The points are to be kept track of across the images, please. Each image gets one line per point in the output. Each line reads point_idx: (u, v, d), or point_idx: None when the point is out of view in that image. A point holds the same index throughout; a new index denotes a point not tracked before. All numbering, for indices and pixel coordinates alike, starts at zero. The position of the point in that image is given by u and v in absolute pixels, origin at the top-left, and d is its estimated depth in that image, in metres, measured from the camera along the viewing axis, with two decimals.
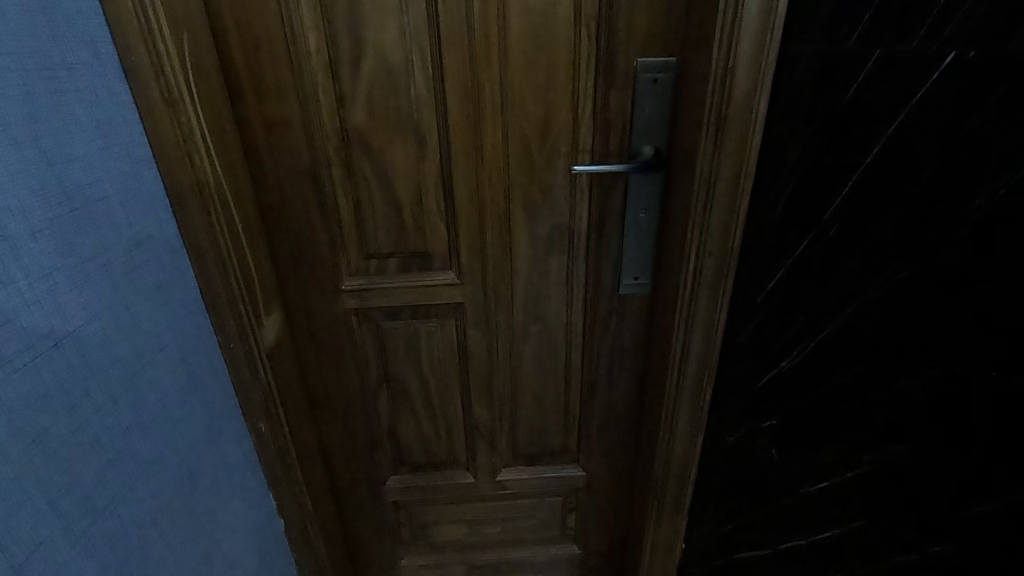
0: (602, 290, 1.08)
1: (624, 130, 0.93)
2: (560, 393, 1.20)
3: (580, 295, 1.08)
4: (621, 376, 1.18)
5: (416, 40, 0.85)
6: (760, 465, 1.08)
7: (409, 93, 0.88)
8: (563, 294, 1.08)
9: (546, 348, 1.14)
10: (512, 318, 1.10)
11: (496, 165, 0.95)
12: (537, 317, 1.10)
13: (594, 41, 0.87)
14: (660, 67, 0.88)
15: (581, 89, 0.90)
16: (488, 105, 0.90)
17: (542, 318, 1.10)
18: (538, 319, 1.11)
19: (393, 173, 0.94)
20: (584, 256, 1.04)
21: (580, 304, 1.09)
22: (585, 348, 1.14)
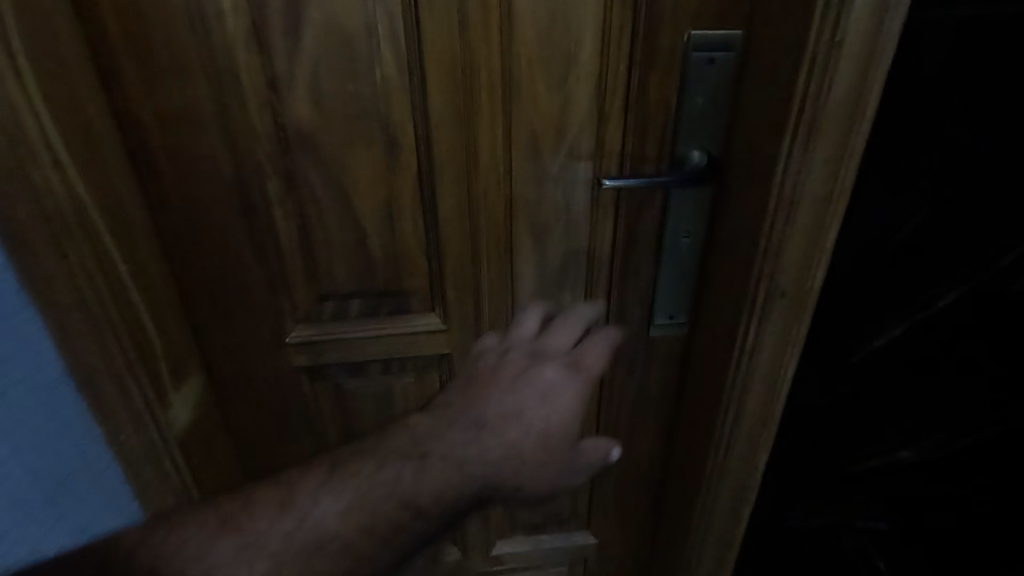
0: (626, 331, 0.85)
1: (666, 130, 0.70)
2: None
3: None
4: (645, 431, 0.95)
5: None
6: (812, 521, 0.92)
7: (376, 74, 0.62)
8: None
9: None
10: None
11: (496, 173, 0.70)
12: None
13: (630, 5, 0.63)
14: (718, 44, 0.65)
15: (611, 75, 0.66)
16: (486, 93, 0.65)
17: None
18: None
19: (353, 185, 0.68)
20: (606, 291, 0.81)
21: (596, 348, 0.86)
22: (603, 398, 0.91)
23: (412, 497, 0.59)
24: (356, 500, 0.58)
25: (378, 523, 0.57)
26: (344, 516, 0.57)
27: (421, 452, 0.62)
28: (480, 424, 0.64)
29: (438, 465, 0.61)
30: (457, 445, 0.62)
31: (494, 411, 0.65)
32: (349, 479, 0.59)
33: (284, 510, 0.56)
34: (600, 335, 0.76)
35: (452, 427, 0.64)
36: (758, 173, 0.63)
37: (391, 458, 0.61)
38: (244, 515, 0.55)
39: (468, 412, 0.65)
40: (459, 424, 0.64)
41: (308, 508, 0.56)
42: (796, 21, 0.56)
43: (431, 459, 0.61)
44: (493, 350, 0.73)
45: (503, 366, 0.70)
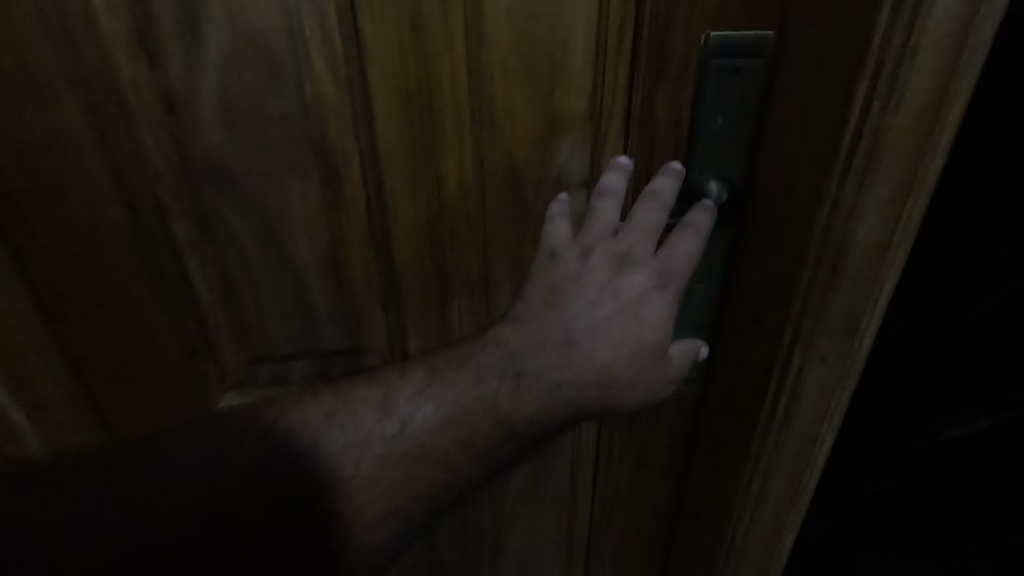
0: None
1: (676, 155, 0.56)
2: (563, 515, 0.84)
3: None
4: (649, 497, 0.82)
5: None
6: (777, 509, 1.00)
7: (305, 89, 0.49)
8: None
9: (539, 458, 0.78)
10: None
11: (466, 208, 0.57)
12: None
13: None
14: (743, 47, 0.50)
15: (608, 88, 0.53)
16: (450, 111, 0.51)
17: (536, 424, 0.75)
18: None
19: (285, 227, 0.54)
20: None
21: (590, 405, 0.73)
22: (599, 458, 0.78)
23: (500, 409, 0.51)
24: (443, 406, 0.51)
25: (475, 436, 0.51)
26: (441, 422, 0.50)
27: (513, 362, 0.52)
28: (561, 342, 0.52)
29: (528, 383, 0.52)
30: (546, 361, 0.52)
31: (571, 333, 0.52)
32: (433, 389, 0.51)
33: (379, 417, 0.50)
34: (689, 230, 0.53)
35: (541, 341, 0.52)
36: (792, 222, 0.50)
37: (476, 372, 0.52)
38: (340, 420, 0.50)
39: (549, 324, 0.52)
40: (544, 340, 0.52)
41: (401, 413, 0.50)
42: (852, 30, 0.42)
43: (521, 379, 0.52)
44: (568, 261, 0.54)
45: (577, 269, 0.53)
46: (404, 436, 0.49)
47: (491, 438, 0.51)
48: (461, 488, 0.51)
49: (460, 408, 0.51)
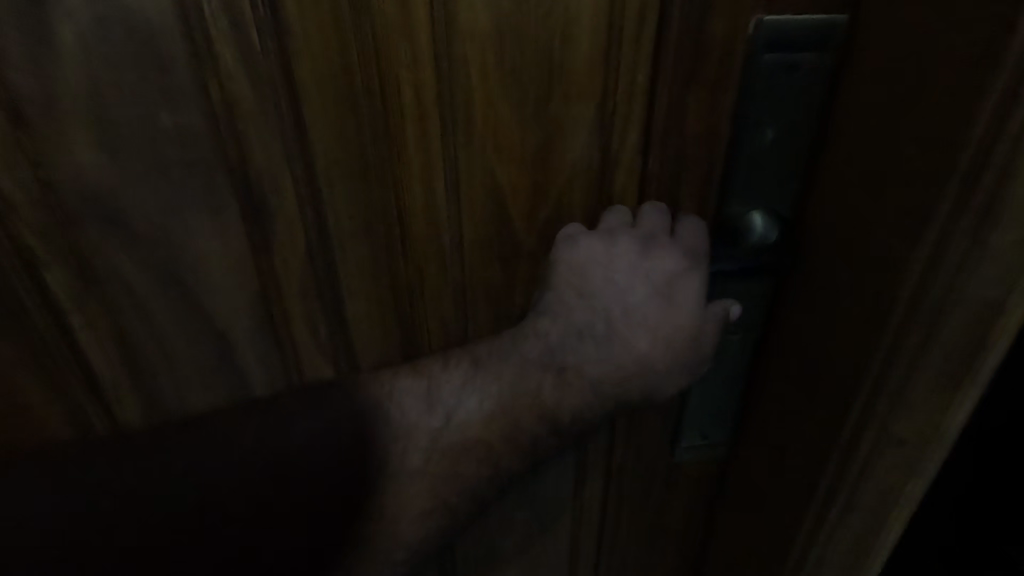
0: (637, 450, 0.59)
1: (709, 180, 0.43)
2: None
3: (601, 458, 0.60)
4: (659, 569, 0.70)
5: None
6: None
7: (209, 92, 0.35)
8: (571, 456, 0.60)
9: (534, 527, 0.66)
10: None
11: (438, 245, 0.44)
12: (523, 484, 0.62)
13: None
14: (808, 38, 0.37)
15: (623, 93, 0.40)
16: (411, 121, 0.38)
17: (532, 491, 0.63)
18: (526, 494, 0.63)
19: (199, 271, 0.41)
20: None
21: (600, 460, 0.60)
22: (604, 529, 0.66)
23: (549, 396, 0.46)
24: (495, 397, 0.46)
25: (520, 428, 0.47)
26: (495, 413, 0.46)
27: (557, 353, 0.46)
28: (598, 334, 0.45)
29: (572, 373, 0.46)
30: (585, 351, 0.46)
31: (605, 326, 0.45)
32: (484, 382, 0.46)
33: (424, 407, 0.46)
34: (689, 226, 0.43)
35: (578, 336, 0.45)
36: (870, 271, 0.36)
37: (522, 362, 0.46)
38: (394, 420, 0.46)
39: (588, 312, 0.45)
40: (580, 334, 0.45)
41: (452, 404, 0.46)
42: (982, 9, 0.28)
43: (568, 368, 0.46)
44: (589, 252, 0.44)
45: (600, 261, 0.44)
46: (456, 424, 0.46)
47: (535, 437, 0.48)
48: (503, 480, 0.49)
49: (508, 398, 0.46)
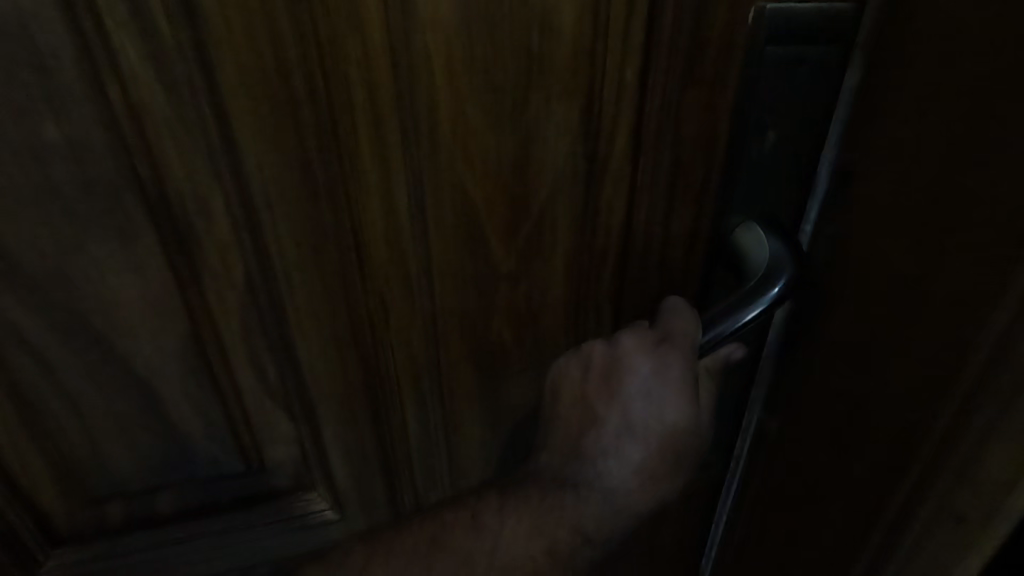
0: None
1: (705, 191, 0.38)
2: None
3: None
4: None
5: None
6: None
7: (109, 95, 0.29)
8: None
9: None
10: None
11: (404, 272, 0.38)
12: None
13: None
14: (820, 29, 0.32)
15: (609, 93, 0.35)
16: (365, 129, 0.32)
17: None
18: None
19: (112, 314, 0.34)
20: None
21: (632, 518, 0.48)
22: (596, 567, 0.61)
23: (579, 523, 0.40)
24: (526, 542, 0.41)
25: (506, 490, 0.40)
26: (540, 550, 0.40)
27: (572, 486, 0.40)
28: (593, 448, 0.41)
29: (594, 496, 0.40)
30: (603, 474, 0.40)
31: (603, 459, 0.40)
32: (524, 515, 0.40)
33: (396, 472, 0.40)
34: (674, 321, 0.38)
35: (588, 461, 0.40)
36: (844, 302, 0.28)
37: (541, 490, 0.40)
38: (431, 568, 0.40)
39: (598, 427, 0.40)
40: (591, 458, 0.40)
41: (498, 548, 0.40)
42: None
43: (590, 493, 0.40)
44: (577, 377, 0.40)
45: (587, 389, 0.40)
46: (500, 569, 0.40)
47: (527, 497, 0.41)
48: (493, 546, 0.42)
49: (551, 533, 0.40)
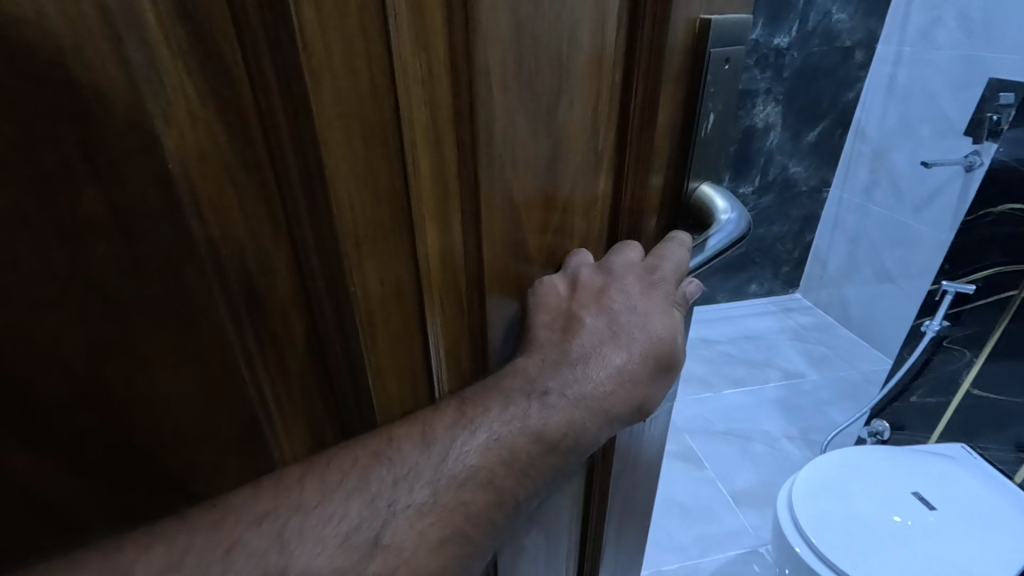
0: (635, 442, 0.64)
1: (670, 162, 0.49)
2: None
3: (612, 468, 0.63)
4: (629, 534, 0.75)
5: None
6: None
7: (165, 149, 0.28)
8: (584, 475, 0.61)
9: (548, 556, 0.65)
10: (518, 551, 0.59)
11: (453, 274, 0.43)
12: (549, 520, 0.60)
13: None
14: (732, 38, 0.46)
15: (606, 101, 0.43)
16: (427, 143, 0.36)
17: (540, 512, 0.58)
18: (550, 530, 0.62)
19: (153, 400, 0.32)
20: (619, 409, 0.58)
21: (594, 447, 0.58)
22: (604, 530, 0.69)
23: (538, 430, 0.40)
24: (471, 489, 0.37)
25: (481, 432, 0.38)
26: (497, 456, 0.38)
27: (540, 393, 0.41)
28: (577, 357, 0.43)
29: (564, 404, 0.41)
30: (576, 380, 0.42)
31: (571, 371, 0.43)
32: (486, 422, 0.39)
33: (411, 455, 0.36)
34: (673, 244, 0.49)
35: (565, 369, 0.42)
36: None
37: (513, 393, 0.41)
38: (368, 482, 0.34)
39: (573, 339, 0.44)
40: (568, 365, 0.43)
41: (453, 448, 0.37)
42: None
43: (560, 402, 0.41)
44: (562, 282, 0.47)
45: (580, 302, 0.46)
46: (454, 477, 0.37)
47: (510, 452, 0.39)
48: (452, 517, 0.36)
49: (507, 435, 0.39)
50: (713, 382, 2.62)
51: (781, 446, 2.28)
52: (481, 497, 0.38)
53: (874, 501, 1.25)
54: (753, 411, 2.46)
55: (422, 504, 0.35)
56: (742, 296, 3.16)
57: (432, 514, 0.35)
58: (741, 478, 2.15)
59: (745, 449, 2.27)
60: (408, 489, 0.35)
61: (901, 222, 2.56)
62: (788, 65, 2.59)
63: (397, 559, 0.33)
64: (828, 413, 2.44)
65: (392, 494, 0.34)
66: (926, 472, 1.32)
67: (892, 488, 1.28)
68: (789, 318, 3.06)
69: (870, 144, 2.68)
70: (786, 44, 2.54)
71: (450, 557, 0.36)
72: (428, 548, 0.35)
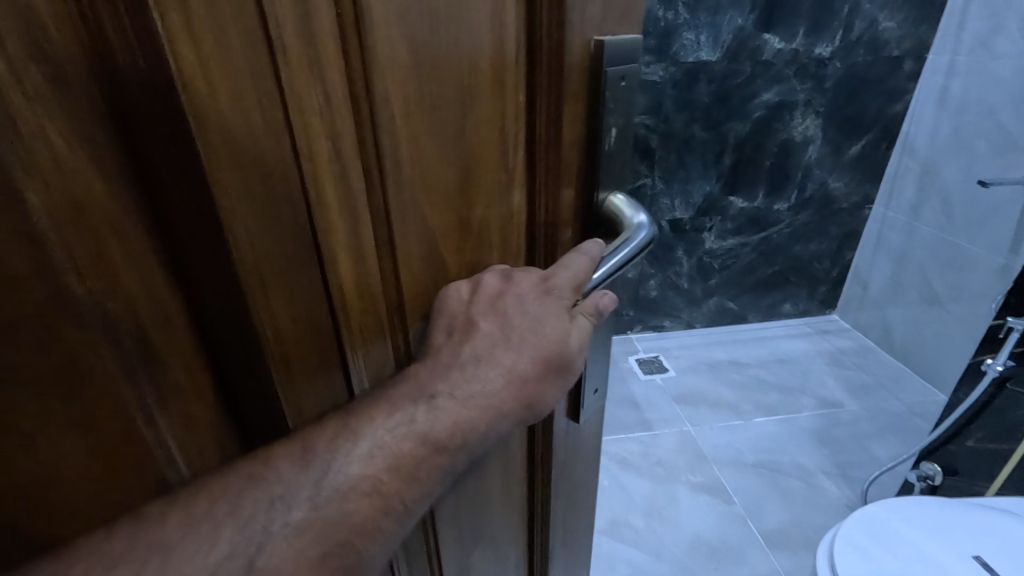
0: (570, 467, 0.62)
1: (580, 177, 0.50)
2: None
3: (554, 493, 0.61)
4: (577, 547, 0.73)
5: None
6: None
7: (30, 204, 0.27)
8: (523, 497, 0.60)
9: None
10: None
11: (373, 306, 0.42)
12: (499, 548, 0.60)
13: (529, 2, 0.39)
14: (627, 54, 0.47)
15: (512, 122, 0.43)
16: (331, 175, 0.35)
17: (478, 527, 0.56)
18: (498, 557, 0.61)
19: (39, 465, 0.31)
20: (563, 427, 0.57)
21: (523, 442, 0.55)
22: (546, 558, 0.67)
23: (425, 431, 0.41)
24: (353, 506, 0.39)
25: (360, 441, 0.40)
26: (382, 463, 0.40)
27: (428, 396, 0.42)
28: (473, 356, 0.44)
29: (453, 406, 0.42)
30: (466, 380, 0.44)
31: (461, 382, 0.43)
32: (370, 431, 0.40)
33: (289, 474, 0.37)
34: (578, 253, 0.49)
35: (455, 372, 0.43)
36: None
37: (400, 401, 0.41)
38: (240, 506, 0.36)
39: (473, 338, 0.45)
40: (457, 368, 0.44)
41: (333, 462, 0.39)
42: None
43: (448, 404, 0.42)
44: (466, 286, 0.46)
45: (467, 306, 0.45)
46: (336, 488, 0.39)
47: (398, 453, 0.41)
48: (339, 526, 0.39)
49: (391, 440, 0.41)
50: (744, 409, 2.50)
51: (818, 482, 2.15)
52: (365, 505, 0.40)
53: (925, 560, 1.15)
54: (790, 444, 2.32)
55: (301, 521, 0.37)
56: (774, 316, 3.02)
57: (312, 528, 0.38)
58: (771, 516, 2.03)
59: (779, 485, 2.14)
60: (286, 506, 0.37)
61: (952, 244, 2.38)
62: (830, 75, 2.45)
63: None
64: (868, 447, 2.28)
65: (269, 514, 0.37)
66: (981, 524, 1.23)
67: (953, 552, 1.17)
68: (826, 341, 2.90)
69: (919, 159, 2.51)
70: (829, 54, 2.40)
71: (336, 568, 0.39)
72: (310, 562, 0.37)
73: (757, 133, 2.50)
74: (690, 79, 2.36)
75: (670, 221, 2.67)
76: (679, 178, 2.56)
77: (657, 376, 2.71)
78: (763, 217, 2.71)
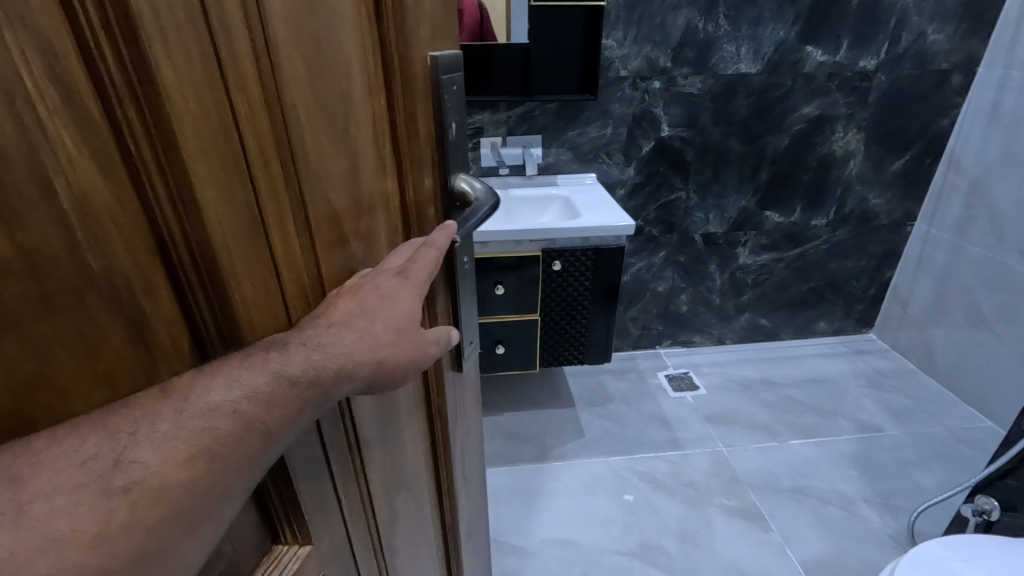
0: (456, 400, 0.82)
1: (433, 162, 0.65)
2: (439, 534, 0.88)
3: (447, 421, 0.80)
4: (472, 467, 0.94)
5: (18, 34, 0.29)
6: None
7: (56, 186, 0.32)
8: (424, 431, 0.76)
9: (419, 507, 0.78)
10: (392, 505, 0.70)
11: (299, 278, 0.51)
12: (407, 479, 0.72)
13: (377, 27, 0.53)
14: (453, 67, 0.63)
15: (383, 119, 0.56)
16: (260, 166, 0.44)
17: (399, 466, 0.70)
18: (404, 486, 0.72)
19: (69, 395, 0.36)
20: (449, 369, 0.77)
21: (419, 385, 0.72)
22: (450, 479, 0.85)
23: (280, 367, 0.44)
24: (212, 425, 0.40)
25: (222, 370, 0.42)
26: (242, 390, 0.42)
27: (280, 343, 0.46)
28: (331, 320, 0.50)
29: (306, 351, 0.47)
30: (321, 337, 0.49)
31: (302, 342, 0.47)
32: (227, 368, 0.42)
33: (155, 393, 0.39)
34: (427, 247, 0.61)
35: (309, 327, 0.49)
36: None
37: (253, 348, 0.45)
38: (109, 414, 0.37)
39: (332, 310, 0.52)
40: (313, 326, 0.49)
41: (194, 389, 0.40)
42: None
43: (298, 348, 0.46)
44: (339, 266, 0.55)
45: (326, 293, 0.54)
46: (199, 408, 0.40)
47: (262, 384, 0.43)
48: (204, 438, 0.40)
49: (248, 376, 0.42)
50: (776, 429, 2.45)
51: (858, 510, 2.07)
52: (230, 423, 0.41)
53: None
54: (828, 467, 2.25)
55: (168, 430, 0.38)
56: (807, 334, 2.94)
57: (175, 438, 0.38)
58: (811, 543, 1.96)
59: (816, 511, 2.07)
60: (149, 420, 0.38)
61: (1005, 265, 2.25)
62: (874, 89, 2.37)
63: (141, 473, 0.37)
64: (914, 475, 2.18)
65: (135, 427, 0.37)
66: None
67: None
68: (864, 361, 2.80)
69: (966, 177, 2.40)
70: (874, 66, 2.31)
71: (204, 471, 0.39)
72: (178, 464, 0.38)
73: (796, 148, 2.47)
74: (729, 92, 2.34)
75: (703, 235, 2.65)
76: (713, 193, 2.55)
77: (687, 394, 2.69)
78: (800, 233, 2.65)
